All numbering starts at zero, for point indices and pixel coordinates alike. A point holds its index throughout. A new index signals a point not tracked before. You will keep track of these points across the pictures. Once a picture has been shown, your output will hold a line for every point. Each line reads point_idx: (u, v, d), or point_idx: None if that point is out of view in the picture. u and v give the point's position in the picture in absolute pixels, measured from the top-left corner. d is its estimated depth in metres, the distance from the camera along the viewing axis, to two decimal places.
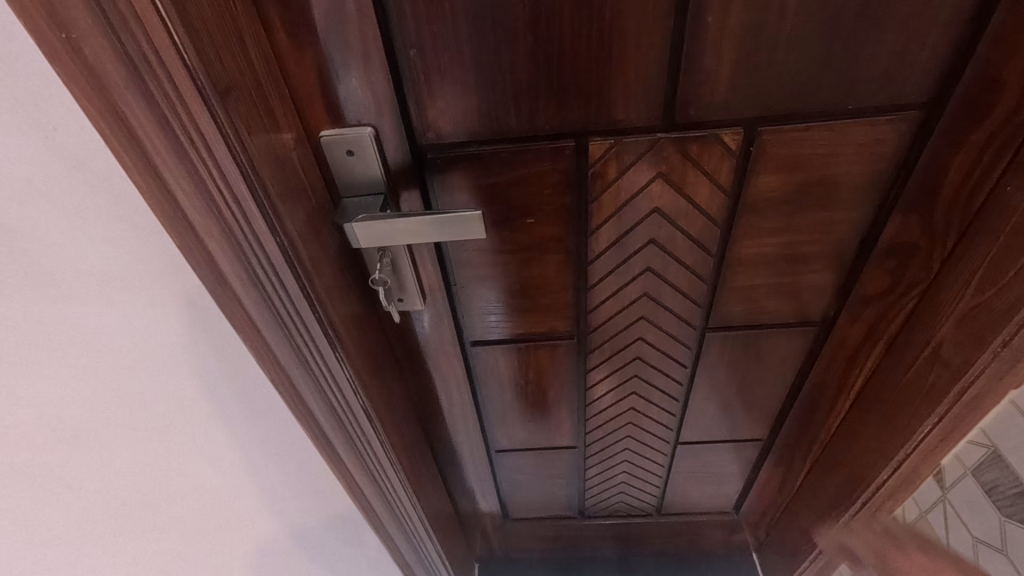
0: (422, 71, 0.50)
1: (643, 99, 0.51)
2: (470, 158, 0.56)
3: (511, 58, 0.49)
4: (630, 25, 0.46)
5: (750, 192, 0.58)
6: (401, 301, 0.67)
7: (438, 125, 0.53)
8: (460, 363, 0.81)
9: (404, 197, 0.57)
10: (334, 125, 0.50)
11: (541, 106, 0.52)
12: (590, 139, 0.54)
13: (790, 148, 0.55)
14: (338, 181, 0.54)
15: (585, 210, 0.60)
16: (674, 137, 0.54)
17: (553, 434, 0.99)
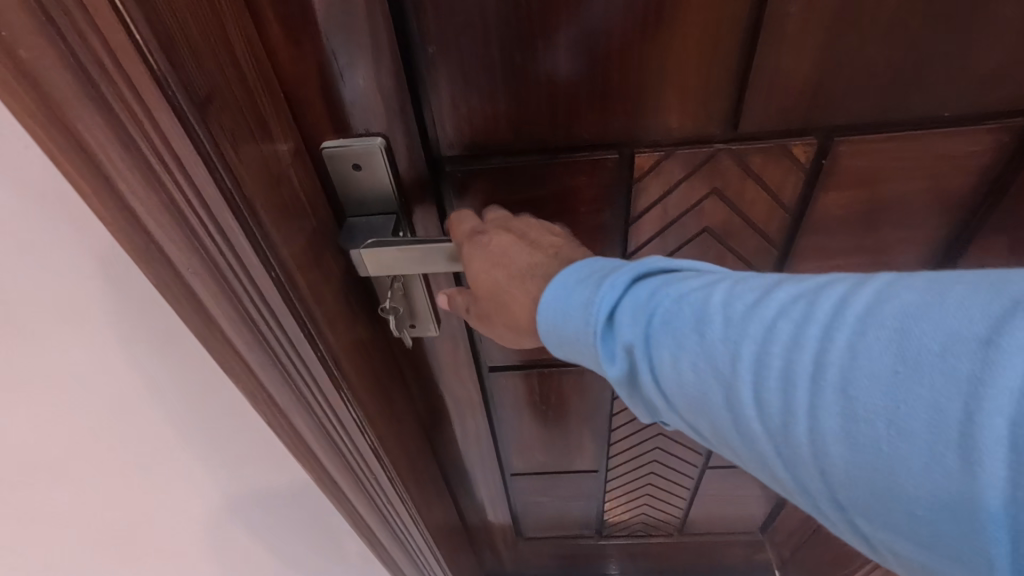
0: (442, 73, 0.42)
1: (702, 105, 0.43)
2: (495, 172, 0.48)
3: (548, 57, 0.41)
4: (693, 21, 0.39)
5: (815, 210, 0.51)
6: (413, 327, 0.59)
7: (460, 135, 0.45)
8: (475, 388, 0.75)
9: (417, 216, 0.50)
10: (338, 134, 0.43)
11: (584, 114, 0.44)
12: (636, 151, 0.46)
13: (868, 161, 0.47)
14: (342, 198, 0.46)
15: (625, 230, 0.52)
16: (734, 149, 0.46)
17: (572, 456, 0.92)
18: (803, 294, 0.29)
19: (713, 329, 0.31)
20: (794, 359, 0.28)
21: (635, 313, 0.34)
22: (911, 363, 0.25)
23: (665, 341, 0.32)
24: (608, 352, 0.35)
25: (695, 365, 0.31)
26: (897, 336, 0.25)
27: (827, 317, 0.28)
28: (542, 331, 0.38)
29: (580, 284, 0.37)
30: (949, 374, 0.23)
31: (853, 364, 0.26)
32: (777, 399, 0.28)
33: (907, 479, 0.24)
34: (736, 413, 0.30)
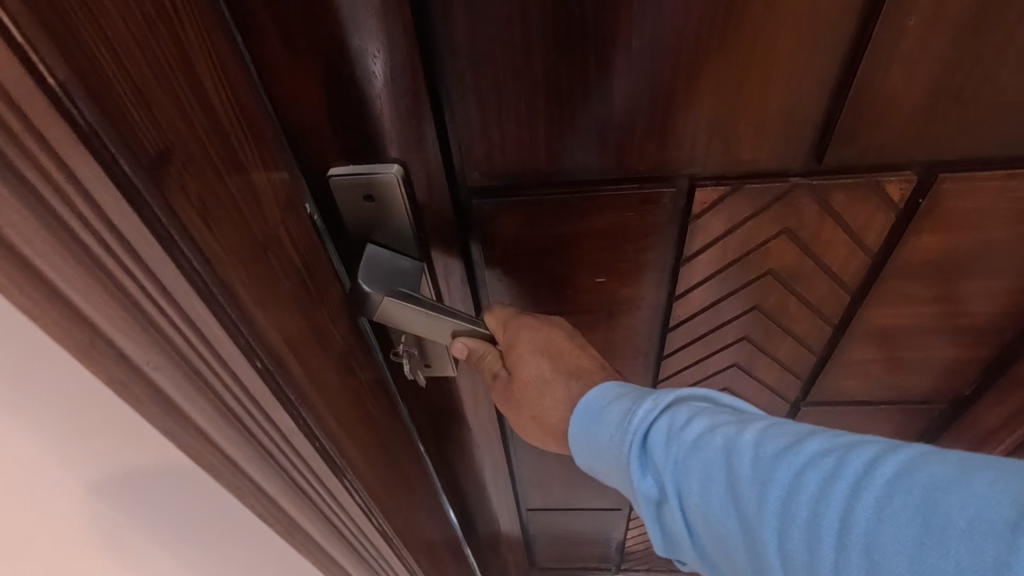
0: (472, 91, 0.35)
1: (784, 133, 0.36)
2: (526, 205, 0.41)
3: (599, 74, 0.34)
4: (784, 30, 0.32)
5: (902, 253, 0.43)
6: (429, 368, 0.52)
7: (490, 162, 0.38)
8: (495, 428, 0.68)
9: (436, 255, 0.43)
10: (347, 159, 0.36)
11: (636, 142, 0.37)
12: (697, 183, 0.39)
13: (974, 201, 0.39)
14: (350, 230, 0.39)
15: (674, 271, 0.45)
16: (814, 184, 0.39)
17: (594, 494, 0.85)
18: (834, 446, 0.27)
19: (737, 465, 0.30)
20: (819, 511, 0.26)
21: (668, 441, 0.33)
22: (935, 538, 0.22)
23: (691, 471, 0.31)
24: (636, 474, 0.34)
25: (719, 502, 0.30)
26: (923, 506, 0.23)
27: (856, 474, 0.26)
28: (577, 441, 0.38)
29: (616, 403, 0.37)
30: (972, 555, 0.21)
31: (877, 526, 0.24)
32: (799, 548, 0.26)
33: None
34: (757, 558, 0.28)
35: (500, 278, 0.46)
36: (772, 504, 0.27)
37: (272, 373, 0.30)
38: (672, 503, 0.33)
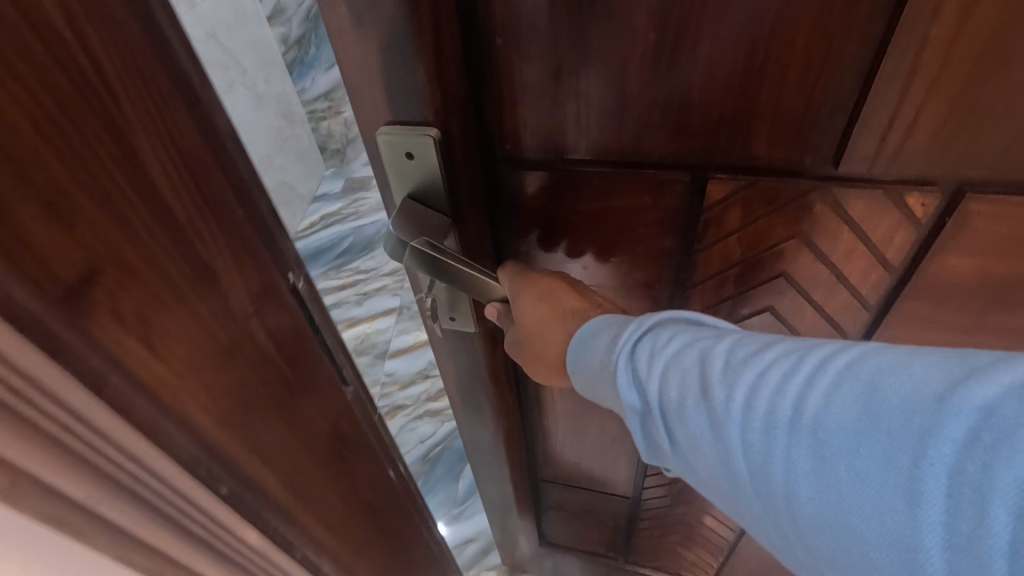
0: (505, 66, 0.39)
1: (795, 131, 0.37)
2: (550, 178, 0.45)
3: (622, 58, 0.37)
4: (801, 27, 0.33)
5: (928, 272, 0.42)
6: (452, 320, 0.60)
7: (520, 133, 0.42)
8: (510, 394, 0.73)
9: (468, 214, 0.46)
10: (396, 119, 0.41)
11: (651, 126, 0.39)
12: (711, 175, 0.41)
13: (1007, 226, 0.38)
14: (394, 182, 0.44)
15: (687, 261, 0.47)
16: (831, 187, 0.39)
17: (607, 479, 0.87)
18: (795, 349, 0.29)
19: (706, 372, 0.31)
20: (777, 405, 0.28)
21: (650, 354, 0.35)
22: (871, 413, 0.25)
23: (670, 378, 0.33)
24: (624, 387, 0.36)
25: (692, 407, 0.32)
26: (865, 388, 0.25)
27: (811, 370, 0.28)
28: (574, 360, 0.42)
29: (609, 328, 0.40)
30: (906, 426, 0.23)
31: (826, 412, 0.26)
32: (759, 440, 0.28)
33: (868, 531, 0.24)
34: (725, 456, 0.30)
35: (525, 247, 0.50)
36: (737, 405, 0.29)
37: (222, 446, 0.30)
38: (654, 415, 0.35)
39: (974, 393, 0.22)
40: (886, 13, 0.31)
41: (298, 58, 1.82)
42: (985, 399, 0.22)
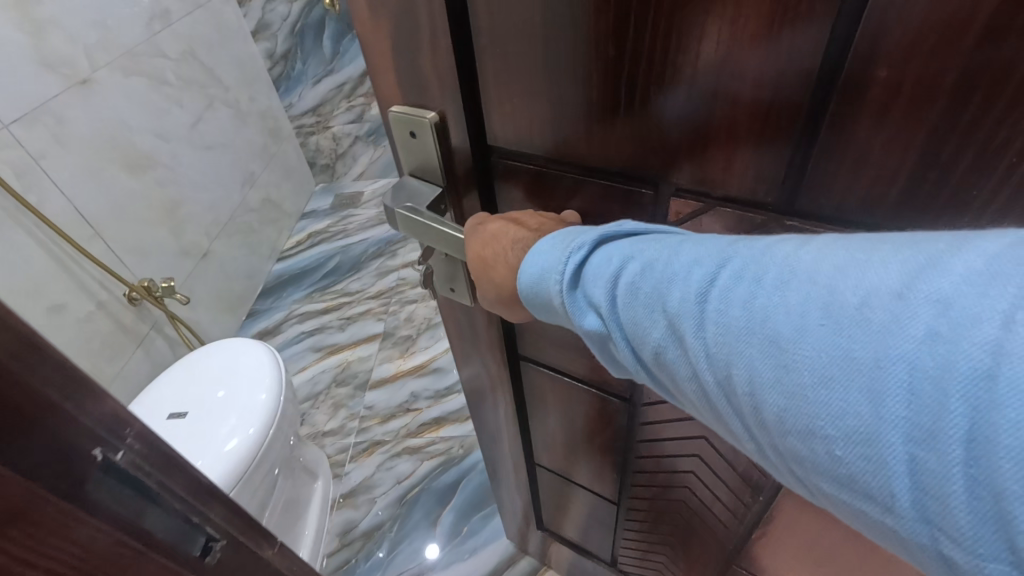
0: (491, 77, 0.50)
1: (743, 164, 0.45)
2: (533, 173, 0.55)
3: (593, 87, 0.46)
4: (747, 75, 0.40)
5: None
6: (453, 290, 0.69)
7: (502, 129, 0.53)
8: (506, 375, 0.84)
9: (460, 186, 0.60)
10: (407, 104, 0.55)
11: (617, 140, 0.48)
12: (679, 193, 0.49)
13: None
14: (406, 154, 0.60)
15: None
16: (789, 220, 0.46)
17: (589, 476, 0.96)
18: (752, 260, 0.35)
19: (678, 296, 0.38)
20: (742, 313, 0.34)
21: (609, 279, 0.42)
22: (835, 318, 0.30)
23: (641, 293, 0.40)
24: (574, 306, 0.45)
25: (662, 318, 0.39)
26: (824, 292, 0.31)
27: (772, 279, 0.34)
28: (523, 279, 0.48)
29: (556, 249, 0.46)
30: (861, 323, 0.29)
31: (785, 315, 0.32)
32: (724, 344, 0.35)
33: (830, 425, 0.30)
34: (694, 361, 0.37)
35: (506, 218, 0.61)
36: (710, 324, 0.35)
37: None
38: (616, 330, 0.43)
39: (930, 286, 0.27)
40: (810, 73, 0.38)
41: (283, 71, 2.97)
42: (940, 292, 0.27)
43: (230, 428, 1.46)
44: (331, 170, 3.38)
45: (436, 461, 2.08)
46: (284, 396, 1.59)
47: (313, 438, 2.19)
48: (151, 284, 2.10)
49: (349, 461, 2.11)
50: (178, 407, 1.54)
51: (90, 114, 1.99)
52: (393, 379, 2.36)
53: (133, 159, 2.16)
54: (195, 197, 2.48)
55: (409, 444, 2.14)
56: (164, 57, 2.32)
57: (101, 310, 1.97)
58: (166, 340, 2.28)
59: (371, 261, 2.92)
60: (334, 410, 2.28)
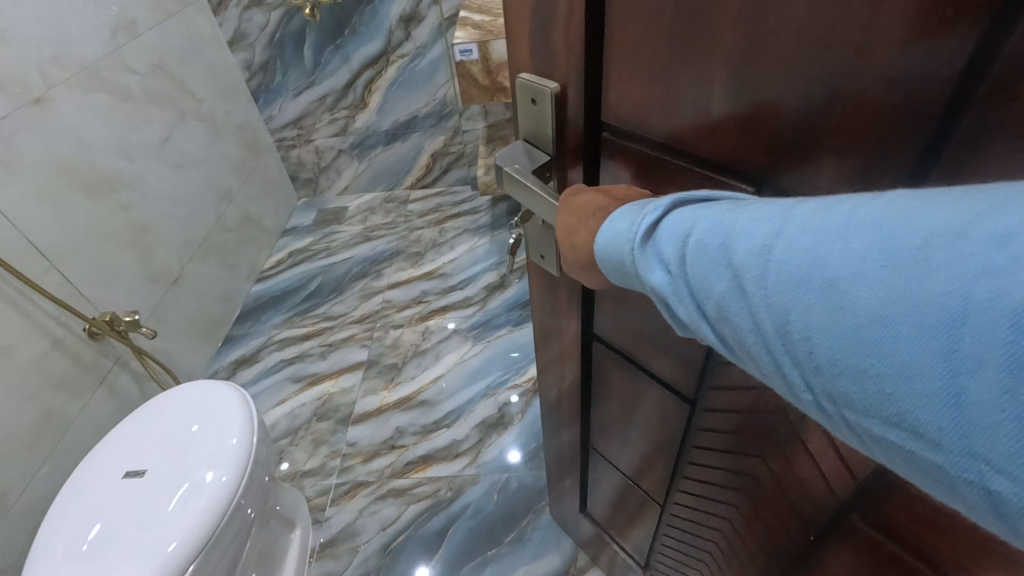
0: (617, 55, 0.56)
1: (855, 173, 0.44)
2: (637, 152, 0.61)
3: (710, 73, 0.49)
4: (864, 75, 0.40)
5: None
6: (542, 257, 0.80)
7: (616, 106, 0.60)
8: (577, 348, 0.92)
9: (569, 156, 0.69)
10: (536, 75, 0.66)
11: (731, 132, 0.51)
12: (774, 194, 0.50)
13: None
14: (528, 121, 0.71)
15: None
16: None
17: (638, 465, 1.02)
18: (821, 210, 0.36)
19: (743, 250, 0.39)
20: (799, 259, 0.35)
21: (678, 239, 0.44)
22: (896, 260, 0.31)
23: (706, 250, 0.42)
24: (652, 267, 0.46)
25: (724, 272, 0.40)
26: (884, 236, 0.32)
27: (833, 226, 0.34)
28: (601, 245, 0.51)
29: (634, 217, 0.49)
30: (917, 261, 0.30)
31: (841, 257, 0.33)
32: (781, 290, 0.36)
33: (885, 363, 0.31)
34: (750, 309, 0.38)
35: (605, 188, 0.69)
36: (773, 276, 0.37)
37: None
38: (684, 289, 0.44)
39: (994, 224, 0.27)
40: (937, 84, 0.37)
41: (262, 83, 2.91)
42: (1003, 227, 0.27)
43: (186, 490, 1.37)
44: (314, 184, 3.36)
45: (424, 504, 1.99)
46: (257, 437, 1.53)
47: (292, 478, 2.10)
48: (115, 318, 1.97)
49: (329, 505, 2.02)
50: (133, 464, 1.45)
51: (44, 139, 1.86)
52: (378, 412, 2.28)
53: (95, 184, 2.05)
54: (164, 221, 2.37)
55: (394, 486, 2.05)
56: (130, 72, 2.23)
57: (60, 348, 1.86)
58: (131, 374, 2.17)
59: (355, 282, 2.87)
60: (314, 447, 2.20)
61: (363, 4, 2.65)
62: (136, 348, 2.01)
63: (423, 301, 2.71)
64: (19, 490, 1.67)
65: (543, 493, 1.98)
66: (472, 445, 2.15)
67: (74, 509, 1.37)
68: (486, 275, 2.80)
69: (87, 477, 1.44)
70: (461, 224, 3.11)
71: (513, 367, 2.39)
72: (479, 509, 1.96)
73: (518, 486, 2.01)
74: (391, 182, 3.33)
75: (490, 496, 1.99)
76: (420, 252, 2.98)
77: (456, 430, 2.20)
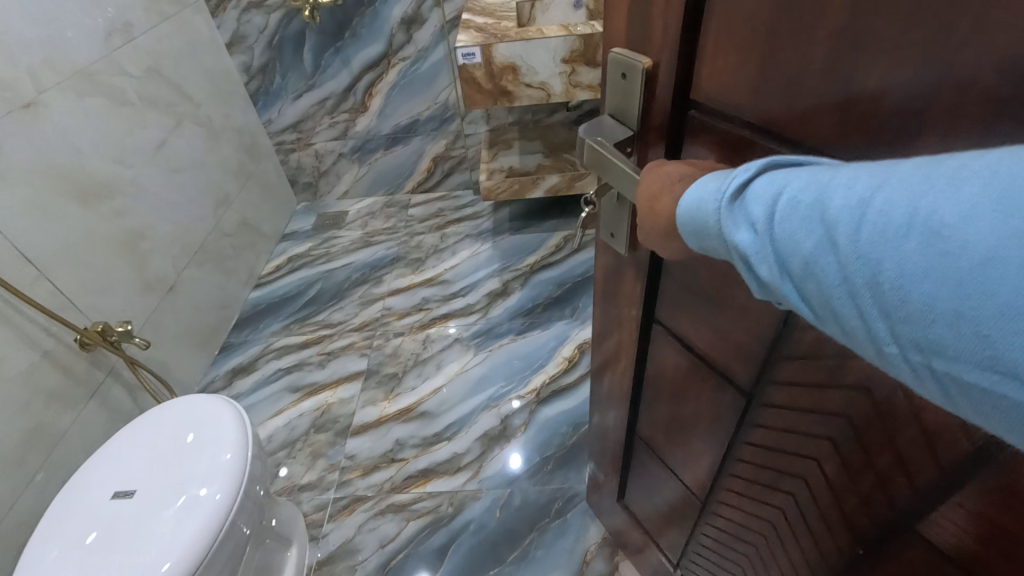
0: (713, 26, 0.54)
1: None
2: (721, 133, 0.58)
3: (810, 44, 0.46)
4: (985, 53, 0.36)
5: None
6: (613, 236, 0.79)
7: (706, 82, 0.57)
8: (636, 333, 0.90)
9: (651, 135, 0.66)
10: (628, 48, 0.63)
11: (824, 113, 0.47)
12: None
13: None
14: (612, 95, 0.68)
15: None
16: None
17: (686, 461, 0.99)
18: (923, 164, 0.35)
19: (838, 205, 0.38)
20: (897, 211, 0.35)
21: (764, 198, 0.43)
22: (1009, 207, 0.30)
23: (794, 208, 0.41)
24: (735, 227, 0.45)
25: (812, 228, 0.39)
26: (996, 185, 0.31)
27: (937, 177, 0.33)
28: (683, 209, 0.50)
29: (716, 182, 0.48)
30: None
31: (946, 207, 0.32)
32: (876, 243, 0.36)
33: (987, 307, 0.31)
34: (841, 264, 0.38)
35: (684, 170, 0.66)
36: (868, 228, 0.36)
37: None
38: (769, 248, 0.43)
39: None
40: None
41: (261, 86, 2.87)
42: None
43: (174, 513, 1.29)
44: (314, 189, 3.31)
45: (424, 520, 1.91)
46: (253, 450, 1.45)
47: (289, 493, 2.04)
48: (108, 328, 1.88)
49: (327, 521, 1.94)
50: (124, 485, 1.37)
51: (34, 145, 1.80)
52: (377, 425, 2.21)
53: (89, 190, 1.99)
54: (160, 227, 2.31)
55: (393, 502, 1.97)
56: (126, 74, 2.18)
57: (50, 360, 1.78)
58: (124, 386, 2.09)
59: (355, 288, 2.80)
60: (312, 460, 2.12)
61: (364, 6, 2.61)
62: (128, 360, 1.93)
63: (424, 309, 2.64)
64: (6, 507, 1.59)
65: (548, 509, 1.90)
66: (473, 458, 2.06)
67: (65, 529, 1.30)
68: (489, 282, 2.73)
69: (80, 494, 1.38)
70: (464, 230, 3.06)
71: (517, 378, 2.30)
72: (481, 526, 1.88)
73: (522, 502, 1.93)
74: (391, 186, 3.29)
75: (492, 512, 1.91)
76: (422, 257, 2.92)
77: (457, 443, 2.12)
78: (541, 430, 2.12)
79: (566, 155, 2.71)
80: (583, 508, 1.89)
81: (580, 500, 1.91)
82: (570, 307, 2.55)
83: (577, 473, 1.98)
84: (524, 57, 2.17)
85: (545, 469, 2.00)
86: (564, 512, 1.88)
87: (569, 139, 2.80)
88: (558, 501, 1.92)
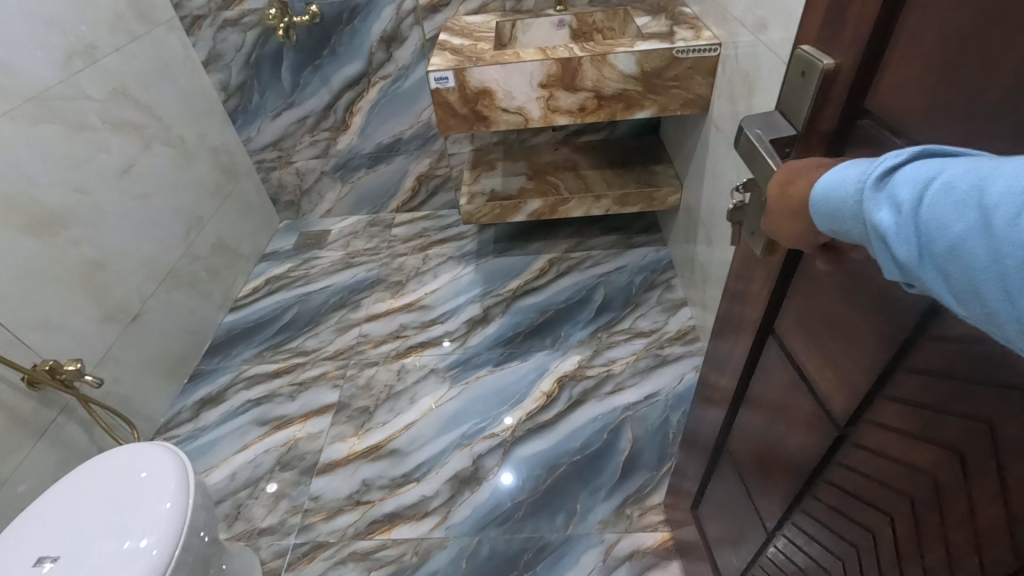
0: (900, 36, 0.52)
1: None
2: (883, 144, 0.55)
3: (995, 60, 0.43)
4: None
5: None
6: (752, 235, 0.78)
7: (882, 90, 0.55)
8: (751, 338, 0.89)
9: (812, 140, 0.64)
10: (815, 49, 0.62)
11: (1001, 125, 0.43)
12: None
13: None
14: (788, 94, 0.67)
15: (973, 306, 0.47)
16: None
17: (762, 484, 0.95)
18: None
19: (1000, 190, 0.33)
20: None
21: (912, 180, 0.39)
22: None
23: (948, 190, 0.36)
24: (873, 207, 0.41)
25: (963, 209, 0.35)
26: None
27: None
28: (819, 195, 0.48)
29: (860, 168, 0.44)
30: None
31: None
32: None
33: None
34: (994, 248, 0.33)
35: None
36: None
37: None
38: (908, 230, 0.38)
39: None
40: None
41: (241, 105, 2.81)
42: None
43: (106, 564, 1.16)
44: (296, 208, 3.27)
45: (388, 569, 1.78)
46: (195, 499, 1.32)
47: (247, 538, 1.89)
48: (57, 366, 1.71)
49: (285, 568, 1.80)
50: (48, 548, 1.20)
51: None
52: (345, 463, 2.08)
53: (40, 220, 1.83)
54: (123, 255, 2.16)
55: (356, 549, 1.84)
56: (89, 98, 2.05)
57: None
58: (80, 424, 1.91)
59: (333, 312, 2.70)
60: (275, 501, 1.98)
61: (342, 24, 2.58)
62: (82, 400, 1.76)
63: (401, 336, 2.54)
64: None
65: (517, 561, 1.77)
66: (443, 503, 1.94)
67: None
68: (469, 308, 2.66)
69: (20, 536, 1.24)
70: (448, 250, 3.00)
71: (494, 412, 2.21)
72: None
73: (489, 553, 1.80)
74: (375, 205, 3.25)
75: (458, 563, 1.78)
76: (403, 280, 2.84)
77: (425, 485, 2.00)
78: (522, 465, 2.02)
79: (550, 178, 2.69)
80: (552, 563, 1.76)
81: (550, 552, 1.79)
82: (552, 336, 2.49)
83: (548, 522, 1.86)
84: (500, 82, 2.16)
85: (517, 514, 1.89)
86: (532, 566, 1.76)
87: (555, 161, 2.82)
88: (529, 552, 1.80)
